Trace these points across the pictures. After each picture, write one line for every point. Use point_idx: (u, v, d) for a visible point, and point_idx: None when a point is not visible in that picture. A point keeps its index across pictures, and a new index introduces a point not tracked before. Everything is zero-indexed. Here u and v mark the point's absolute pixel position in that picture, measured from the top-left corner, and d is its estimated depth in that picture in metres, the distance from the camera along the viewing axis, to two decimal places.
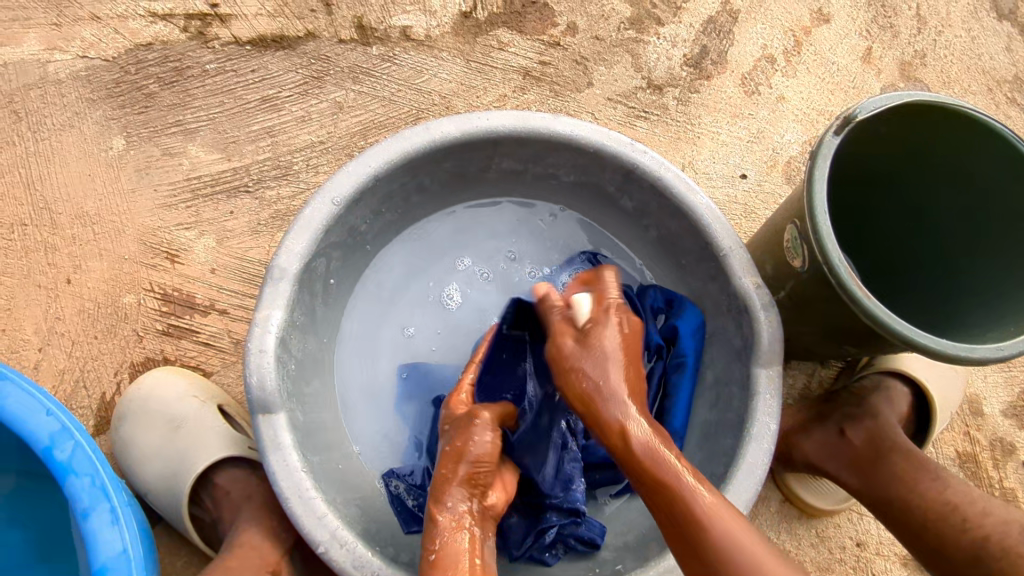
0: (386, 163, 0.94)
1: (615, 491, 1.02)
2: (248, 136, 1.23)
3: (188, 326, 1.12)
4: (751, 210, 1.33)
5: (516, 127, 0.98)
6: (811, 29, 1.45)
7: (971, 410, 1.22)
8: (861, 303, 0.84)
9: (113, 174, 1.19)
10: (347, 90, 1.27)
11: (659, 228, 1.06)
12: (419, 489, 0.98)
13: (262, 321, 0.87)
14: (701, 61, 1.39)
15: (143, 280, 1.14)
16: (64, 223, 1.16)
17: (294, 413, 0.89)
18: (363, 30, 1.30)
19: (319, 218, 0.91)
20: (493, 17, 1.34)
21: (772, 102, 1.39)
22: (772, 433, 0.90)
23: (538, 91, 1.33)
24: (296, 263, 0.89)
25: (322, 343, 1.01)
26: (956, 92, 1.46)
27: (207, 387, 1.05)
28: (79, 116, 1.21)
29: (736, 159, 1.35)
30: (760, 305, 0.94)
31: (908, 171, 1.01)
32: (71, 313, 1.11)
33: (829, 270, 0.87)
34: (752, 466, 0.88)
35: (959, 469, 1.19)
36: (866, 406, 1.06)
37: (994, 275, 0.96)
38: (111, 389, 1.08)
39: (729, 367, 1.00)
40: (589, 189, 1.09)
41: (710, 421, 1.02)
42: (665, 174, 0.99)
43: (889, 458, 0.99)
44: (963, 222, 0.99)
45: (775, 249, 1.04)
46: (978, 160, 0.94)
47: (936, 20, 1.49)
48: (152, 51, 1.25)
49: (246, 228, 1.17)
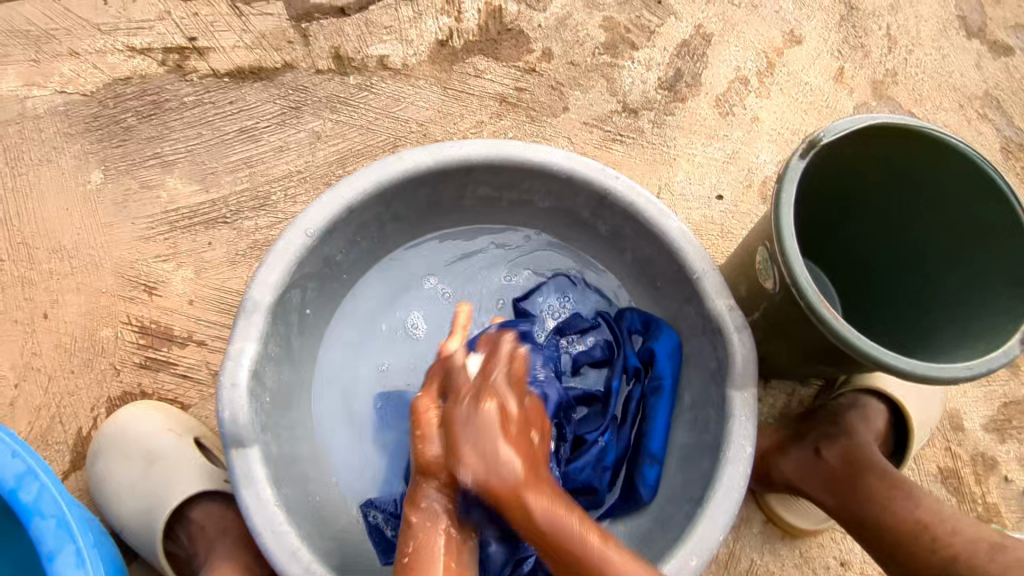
0: (360, 193, 0.95)
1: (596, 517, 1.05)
2: (225, 167, 1.24)
3: (165, 358, 1.12)
4: (728, 230, 1.34)
5: (488, 155, 0.99)
6: (783, 51, 1.47)
7: (951, 425, 1.22)
8: (830, 325, 0.85)
9: (91, 208, 1.20)
10: (325, 119, 1.29)
11: (634, 252, 1.07)
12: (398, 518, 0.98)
13: (235, 354, 0.87)
14: (675, 84, 1.41)
15: (121, 313, 1.14)
16: (40, 257, 1.16)
17: (268, 446, 0.89)
18: (340, 60, 1.32)
19: (292, 249, 0.91)
20: (469, 45, 1.36)
21: (746, 122, 1.41)
22: (749, 455, 0.90)
23: (514, 117, 1.34)
24: (269, 294, 0.89)
25: (298, 372, 1.01)
26: (929, 109, 1.48)
27: (183, 419, 1.04)
28: (57, 151, 1.22)
29: (713, 180, 1.36)
30: (734, 328, 0.95)
31: (878, 191, 1.02)
32: (48, 348, 1.11)
33: (798, 292, 0.87)
34: (727, 490, 0.89)
35: (941, 486, 1.19)
36: (842, 424, 1.07)
37: (965, 292, 0.97)
38: (87, 424, 1.08)
39: (705, 389, 1.00)
40: (564, 214, 1.10)
41: (688, 444, 1.01)
42: (636, 199, 0.99)
43: (865, 476, 0.99)
44: (937, 238, 1.00)
45: (748, 270, 1.05)
46: (944, 177, 0.95)
47: (906, 39, 1.51)
48: (130, 85, 1.26)
49: (224, 259, 1.18)
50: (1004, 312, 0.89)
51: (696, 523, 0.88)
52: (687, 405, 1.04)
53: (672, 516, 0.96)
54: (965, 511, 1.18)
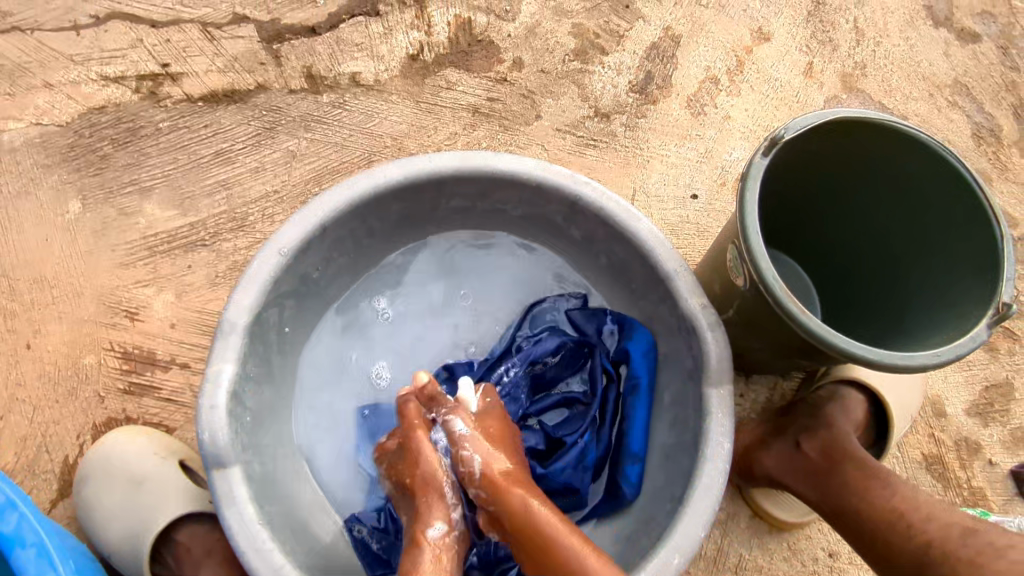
0: (333, 211, 0.96)
1: (579, 519, 1.06)
2: (203, 190, 1.25)
3: (149, 383, 1.13)
4: (705, 229, 1.35)
5: (457, 167, 1.00)
6: (752, 49, 1.49)
7: (934, 411, 1.23)
8: (798, 319, 0.86)
9: (71, 237, 1.21)
10: (299, 138, 1.30)
11: (608, 255, 1.08)
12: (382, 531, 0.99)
13: (213, 376, 0.88)
14: (646, 87, 1.42)
15: (103, 339, 1.15)
16: (22, 288, 1.17)
17: (251, 465, 0.90)
18: (313, 79, 1.34)
19: (266, 269, 0.92)
20: (440, 58, 1.38)
21: (718, 121, 1.42)
22: (727, 452, 0.91)
23: (487, 127, 1.36)
24: (245, 316, 0.90)
25: (279, 391, 1.02)
26: (899, 99, 1.50)
27: (167, 442, 1.05)
28: (35, 182, 1.23)
29: (686, 180, 1.37)
30: (707, 325, 0.96)
31: (849, 186, 1.04)
32: (33, 377, 1.12)
33: (765, 289, 0.88)
34: (707, 487, 0.89)
35: (926, 472, 1.20)
36: (822, 416, 1.08)
37: (935, 281, 0.98)
38: (73, 452, 1.09)
39: (683, 389, 1.01)
40: (538, 221, 1.11)
41: (668, 444, 1.02)
42: (606, 203, 1.01)
43: (843, 467, 1.01)
44: (905, 227, 1.01)
45: (720, 268, 1.06)
46: (908, 166, 0.96)
47: (873, 32, 1.54)
48: (105, 114, 1.28)
49: (204, 281, 1.19)
50: (974, 297, 0.90)
51: (679, 519, 0.89)
52: (665, 398, 1.05)
53: (655, 516, 0.96)
54: (951, 497, 1.19)
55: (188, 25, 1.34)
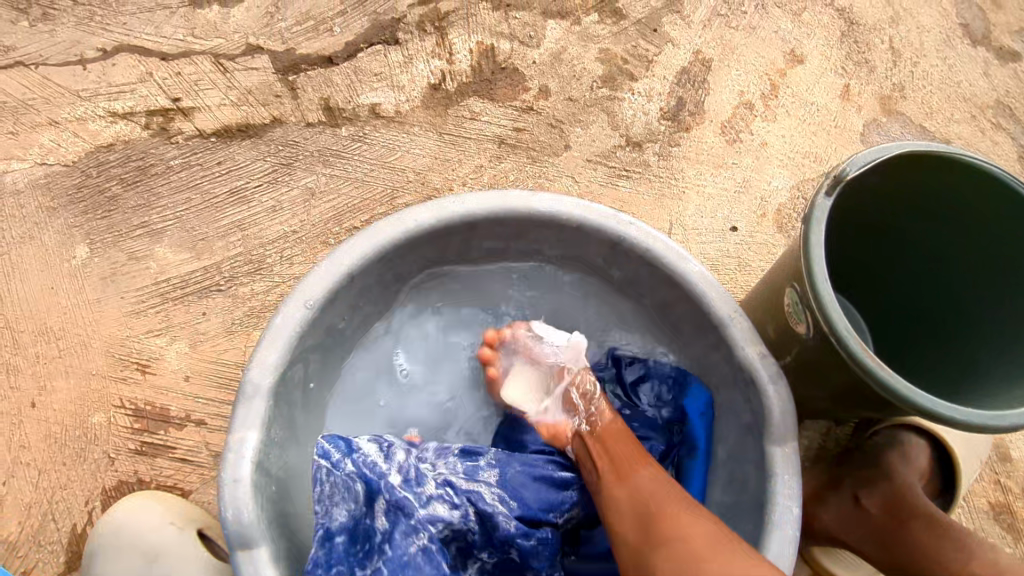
0: (360, 258, 0.90)
1: None
2: (217, 232, 1.18)
3: (162, 442, 1.05)
4: (746, 263, 1.28)
5: (492, 208, 0.93)
6: (786, 72, 1.43)
7: (999, 456, 1.15)
8: (874, 375, 0.79)
9: (78, 284, 1.14)
10: (318, 174, 1.23)
11: (652, 297, 1.01)
12: None
13: (236, 445, 0.80)
14: (678, 113, 1.36)
15: (113, 395, 1.07)
16: (26, 341, 1.10)
17: (277, 541, 0.82)
18: (330, 112, 1.27)
19: (290, 325, 0.85)
20: (463, 87, 1.32)
21: (755, 148, 1.36)
22: (796, 518, 0.84)
23: (515, 158, 1.29)
24: (269, 376, 0.83)
25: (305, 452, 0.95)
26: (940, 122, 1.43)
27: (185, 509, 0.97)
28: (40, 227, 1.16)
29: (725, 212, 1.31)
30: (768, 378, 0.89)
31: (914, 222, 0.97)
32: (37, 439, 1.05)
33: (836, 341, 0.81)
34: (776, 557, 0.82)
35: (994, 523, 1.12)
36: (882, 468, 1.02)
37: (1012, 324, 0.90)
38: (81, 520, 1.01)
39: (740, 443, 0.94)
40: (575, 262, 1.04)
41: (726, 502, 0.95)
42: (653, 244, 0.94)
43: (912, 525, 0.96)
44: (973, 265, 0.95)
45: (776, 311, 0.99)
46: (977, 202, 0.90)
47: (911, 52, 1.48)
48: (113, 152, 1.21)
49: (220, 329, 1.12)
50: None
51: None
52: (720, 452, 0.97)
53: None
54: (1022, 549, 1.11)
55: (200, 57, 1.28)
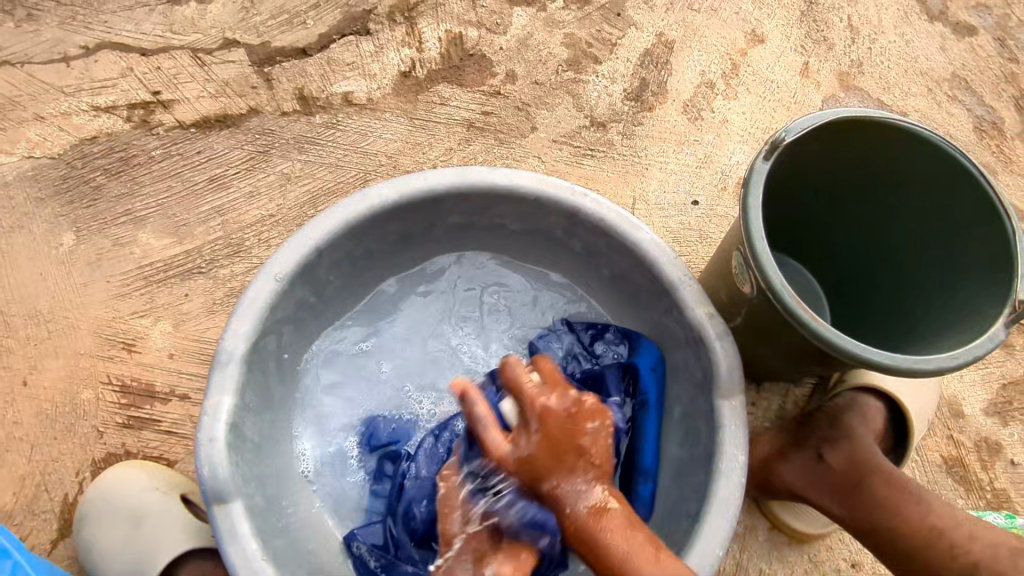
0: (328, 234, 0.95)
1: None
2: (198, 217, 1.23)
3: (148, 416, 1.11)
4: (707, 235, 1.33)
5: (454, 184, 0.98)
6: (747, 51, 1.47)
7: (951, 412, 1.20)
8: (810, 327, 0.84)
9: (66, 270, 1.19)
10: (294, 160, 1.29)
11: (611, 266, 1.06)
12: (381, 549, 0.95)
13: (212, 409, 0.85)
14: (641, 93, 1.41)
15: (101, 373, 1.13)
16: (17, 324, 1.15)
17: (253, 499, 0.87)
18: (305, 101, 1.33)
19: (263, 296, 0.91)
20: (432, 74, 1.37)
21: (716, 126, 1.40)
22: (743, 465, 0.88)
23: (483, 141, 1.34)
24: (242, 344, 0.88)
25: (281, 421, 1.00)
26: (897, 95, 1.48)
27: (168, 475, 1.03)
28: (28, 216, 1.22)
29: (687, 187, 1.35)
30: (716, 335, 0.93)
31: (851, 186, 1.02)
32: (30, 415, 1.10)
33: (773, 297, 0.86)
34: (723, 503, 0.87)
35: (947, 475, 1.17)
36: (840, 426, 1.06)
37: (946, 277, 0.96)
38: (73, 490, 1.06)
39: (694, 400, 0.99)
40: (537, 235, 1.09)
41: (681, 456, 0.99)
42: (607, 214, 0.99)
43: (869, 480, 0.99)
44: (914, 226, 0.99)
45: (726, 275, 1.04)
46: (913, 164, 0.94)
47: (868, 29, 1.52)
48: (97, 144, 1.27)
49: (202, 309, 1.17)
50: (987, 295, 0.88)
51: (695, 539, 0.86)
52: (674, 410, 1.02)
53: (672, 534, 0.93)
54: (974, 500, 1.16)
55: (178, 52, 1.33)
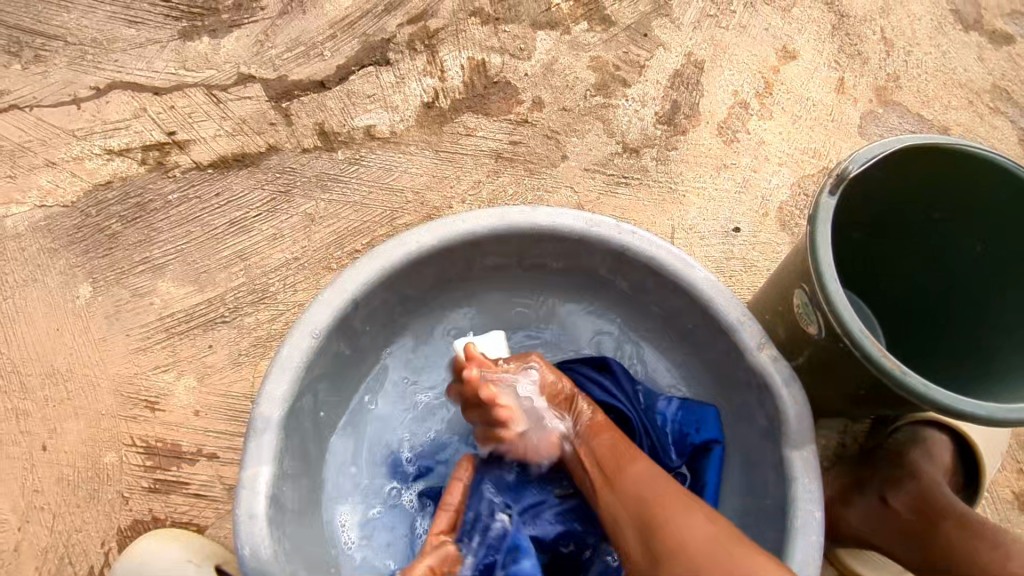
0: (364, 284, 0.89)
1: None
2: (219, 263, 1.18)
3: (175, 478, 1.05)
4: (751, 263, 1.27)
5: (493, 226, 0.93)
6: (779, 68, 1.42)
7: (1019, 445, 1.14)
8: (892, 374, 0.78)
9: (83, 324, 1.13)
10: (317, 200, 1.23)
11: (660, 305, 1.00)
12: None
13: (249, 481, 0.79)
14: (673, 117, 1.35)
15: (123, 434, 1.07)
16: (34, 384, 1.10)
17: (296, 574, 0.81)
18: (326, 136, 1.27)
19: (298, 354, 0.85)
20: (456, 103, 1.32)
21: (753, 147, 1.35)
22: (820, 522, 0.82)
23: (512, 172, 1.29)
24: (278, 409, 0.83)
25: (318, 483, 0.94)
26: (937, 109, 1.42)
27: (201, 545, 0.97)
28: (42, 268, 1.16)
29: (726, 213, 1.30)
30: (782, 380, 0.87)
31: (912, 209, 0.95)
32: (50, 482, 1.04)
33: (850, 342, 0.80)
34: (802, 563, 0.80)
35: (1020, 513, 1.10)
36: (906, 465, 1.02)
37: (1022, 308, 0.90)
38: (98, 562, 1.00)
39: (759, 447, 0.93)
40: (580, 275, 1.03)
41: (747, 509, 0.93)
42: (657, 252, 0.93)
43: (942, 526, 0.95)
44: (980, 254, 0.94)
45: (783, 311, 0.98)
46: (980, 190, 0.89)
47: (903, 41, 1.47)
48: (112, 189, 1.21)
49: (227, 362, 1.11)
50: None
51: None
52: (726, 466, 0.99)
53: None
54: None
55: (193, 89, 1.28)
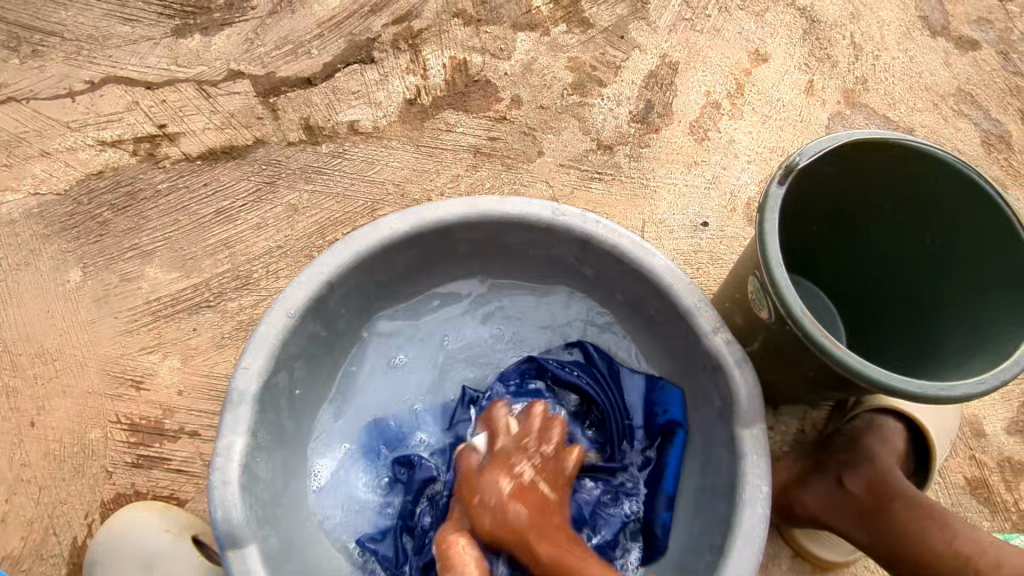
0: (339, 267, 0.94)
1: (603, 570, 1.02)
2: (205, 250, 1.22)
3: (157, 454, 1.09)
4: (718, 256, 1.31)
5: (463, 214, 0.97)
6: (751, 71, 1.47)
7: (972, 432, 1.18)
8: (832, 354, 0.82)
9: (73, 307, 1.18)
10: (300, 191, 1.28)
11: (624, 292, 1.05)
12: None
13: (224, 450, 0.84)
14: (647, 116, 1.40)
15: (109, 412, 1.11)
16: (24, 363, 1.14)
17: (268, 539, 0.86)
18: (311, 131, 1.32)
19: (274, 332, 0.89)
20: (438, 100, 1.37)
21: (723, 146, 1.40)
22: (766, 495, 0.87)
23: (490, 166, 1.34)
24: (254, 384, 0.87)
25: (293, 456, 0.99)
26: (903, 111, 1.47)
27: (180, 517, 1.02)
28: (34, 253, 1.21)
29: (696, 209, 1.34)
30: (733, 361, 0.92)
31: (863, 203, 1.00)
32: (38, 457, 1.09)
33: (794, 324, 0.84)
34: (748, 535, 0.85)
35: (971, 497, 1.15)
36: (861, 450, 1.04)
37: (965, 296, 0.95)
38: (81, 533, 1.05)
39: (713, 427, 0.97)
40: (549, 263, 1.08)
41: (703, 486, 0.98)
42: (619, 240, 0.98)
43: (892, 507, 0.97)
44: (927, 246, 0.99)
45: (740, 298, 1.03)
46: (925, 183, 0.94)
47: (871, 45, 1.52)
48: (103, 179, 1.26)
49: (210, 344, 1.16)
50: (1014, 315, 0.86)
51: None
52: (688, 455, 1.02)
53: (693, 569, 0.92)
54: (1000, 522, 1.13)
55: (183, 84, 1.33)
